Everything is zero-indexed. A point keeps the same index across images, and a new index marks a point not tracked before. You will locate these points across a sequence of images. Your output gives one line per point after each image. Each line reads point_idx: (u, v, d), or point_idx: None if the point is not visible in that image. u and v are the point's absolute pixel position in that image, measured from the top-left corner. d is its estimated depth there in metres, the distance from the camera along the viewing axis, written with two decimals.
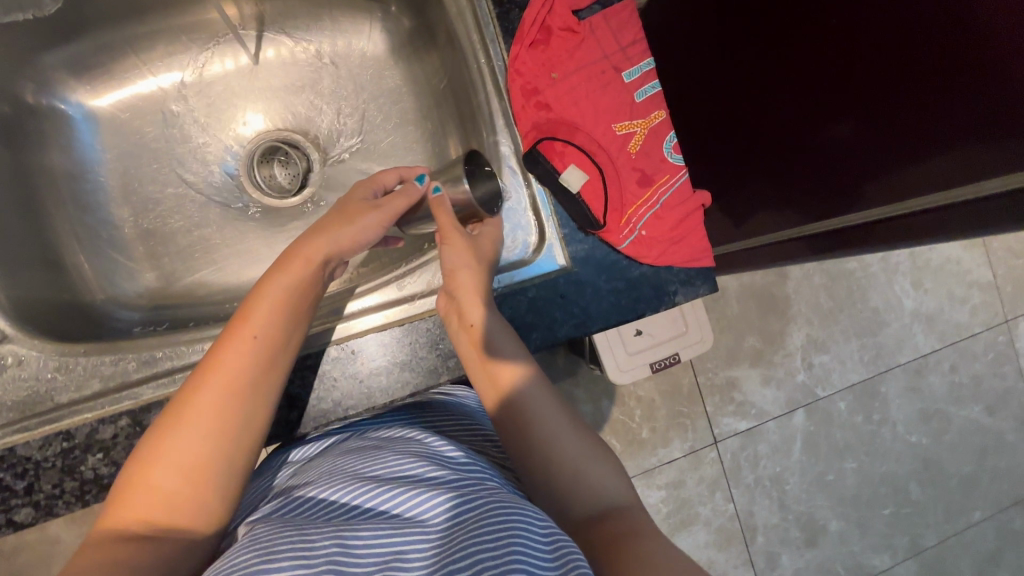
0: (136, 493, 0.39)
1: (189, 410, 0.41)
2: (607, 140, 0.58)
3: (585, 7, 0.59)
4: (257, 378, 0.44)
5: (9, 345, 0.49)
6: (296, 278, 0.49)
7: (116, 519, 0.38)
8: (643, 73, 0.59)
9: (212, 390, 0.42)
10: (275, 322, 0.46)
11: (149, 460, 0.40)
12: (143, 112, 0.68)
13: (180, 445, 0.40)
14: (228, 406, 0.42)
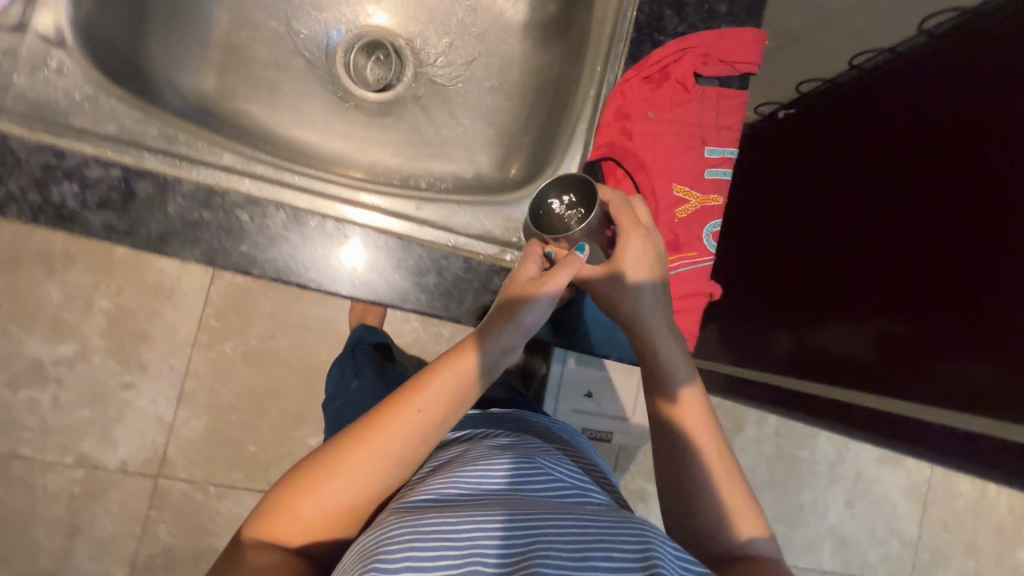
0: (287, 515, 0.43)
1: (348, 465, 0.44)
2: (662, 193, 0.61)
3: (707, 75, 0.61)
4: (398, 456, 0.45)
5: (60, 51, 0.49)
6: (468, 362, 0.48)
7: (271, 535, 0.43)
8: (723, 158, 0.62)
9: (373, 454, 0.45)
10: (434, 401, 0.47)
11: (324, 486, 0.44)
12: None
13: (320, 489, 0.44)
14: (395, 458, 0.45)
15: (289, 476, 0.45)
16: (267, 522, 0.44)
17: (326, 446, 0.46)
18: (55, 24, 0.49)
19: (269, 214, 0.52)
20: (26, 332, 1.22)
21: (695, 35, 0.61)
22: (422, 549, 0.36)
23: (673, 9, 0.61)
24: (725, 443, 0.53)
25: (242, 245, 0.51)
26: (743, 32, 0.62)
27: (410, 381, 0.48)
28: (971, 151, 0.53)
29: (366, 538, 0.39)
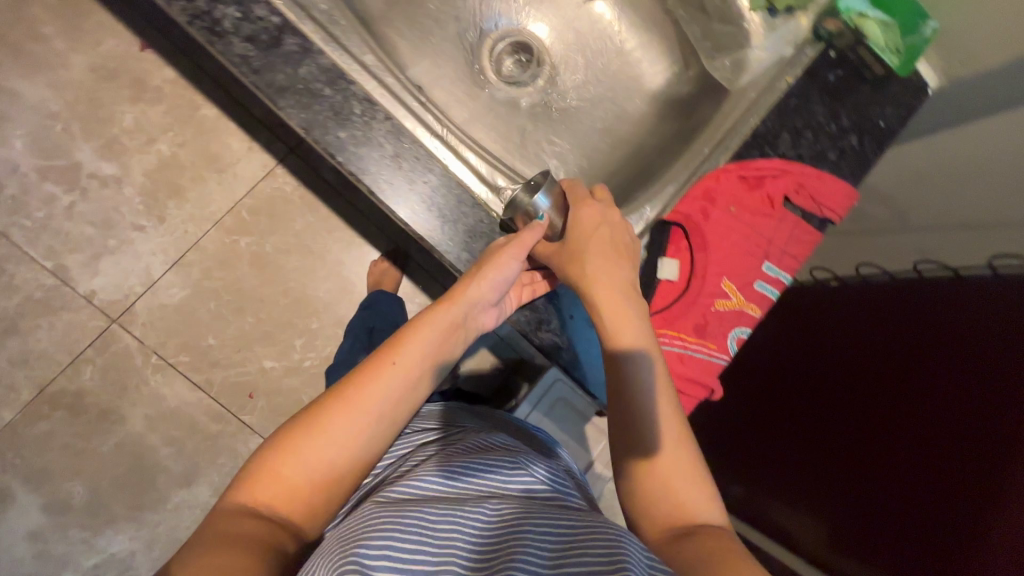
0: (271, 482, 0.45)
1: (324, 423, 0.47)
2: (711, 280, 0.63)
3: (794, 202, 0.65)
4: (373, 411, 0.48)
5: None
6: (442, 323, 0.53)
7: (249, 500, 0.44)
8: (774, 278, 0.65)
9: (350, 412, 0.48)
10: (410, 363, 0.51)
11: (297, 447, 0.46)
12: None
13: (301, 451, 0.46)
14: (361, 410, 0.48)
15: (266, 450, 0.47)
16: (246, 491, 0.45)
17: (303, 414, 0.49)
18: None
19: (375, 114, 0.55)
20: (83, 138, 1.25)
21: (799, 164, 0.66)
22: (402, 542, 0.39)
23: (791, 135, 0.66)
24: (688, 437, 0.53)
25: (341, 130, 0.54)
26: (838, 182, 0.67)
27: (384, 345, 0.53)
28: (956, 408, 0.72)
29: (352, 526, 0.43)
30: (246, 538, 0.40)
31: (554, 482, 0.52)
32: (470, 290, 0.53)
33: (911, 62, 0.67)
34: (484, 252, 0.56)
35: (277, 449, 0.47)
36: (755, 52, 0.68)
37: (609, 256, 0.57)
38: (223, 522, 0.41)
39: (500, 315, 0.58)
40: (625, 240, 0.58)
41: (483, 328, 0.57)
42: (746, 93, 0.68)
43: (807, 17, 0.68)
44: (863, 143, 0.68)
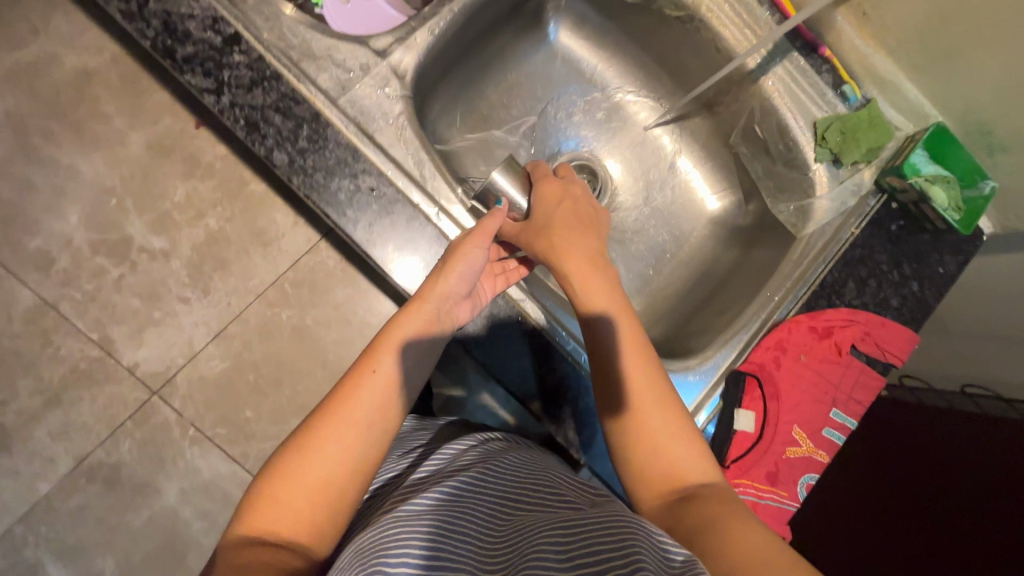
0: (268, 509, 0.42)
1: (312, 441, 0.45)
2: (783, 427, 0.65)
3: (861, 350, 0.67)
4: (357, 419, 0.46)
5: (397, 83, 0.58)
6: (423, 319, 0.53)
7: (251, 536, 0.41)
8: (841, 424, 0.67)
9: (336, 425, 0.45)
10: (391, 365, 0.50)
11: (288, 466, 0.44)
12: (570, 70, 0.82)
13: (291, 475, 0.43)
14: (351, 422, 0.46)
15: (259, 482, 0.44)
16: (245, 523, 0.42)
17: (288, 440, 0.46)
18: (406, 63, 0.58)
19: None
20: (136, 212, 1.28)
21: (864, 313, 0.68)
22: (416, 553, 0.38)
23: (856, 284, 0.69)
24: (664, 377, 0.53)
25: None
26: (901, 329, 0.69)
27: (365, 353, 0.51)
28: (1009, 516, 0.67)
29: (362, 538, 0.41)
30: (258, 571, 0.37)
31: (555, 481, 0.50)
32: (440, 285, 0.53)
33: (972, 219, 0.69)
34: (446, 249, 0.56)
35: (268, 477, 0.44)
36: (818, 202, 0.71)
37: (579, 226, 0.60)
38: (232, 559, 0.39)
39: (475, 308, 0.58)
40: (592, 214, 0.62)
41: (459, 322, 0.56)
42: (813, 241, 0.70)
43: (870, 170, 0.71)
44: (924, 289, 0.71)
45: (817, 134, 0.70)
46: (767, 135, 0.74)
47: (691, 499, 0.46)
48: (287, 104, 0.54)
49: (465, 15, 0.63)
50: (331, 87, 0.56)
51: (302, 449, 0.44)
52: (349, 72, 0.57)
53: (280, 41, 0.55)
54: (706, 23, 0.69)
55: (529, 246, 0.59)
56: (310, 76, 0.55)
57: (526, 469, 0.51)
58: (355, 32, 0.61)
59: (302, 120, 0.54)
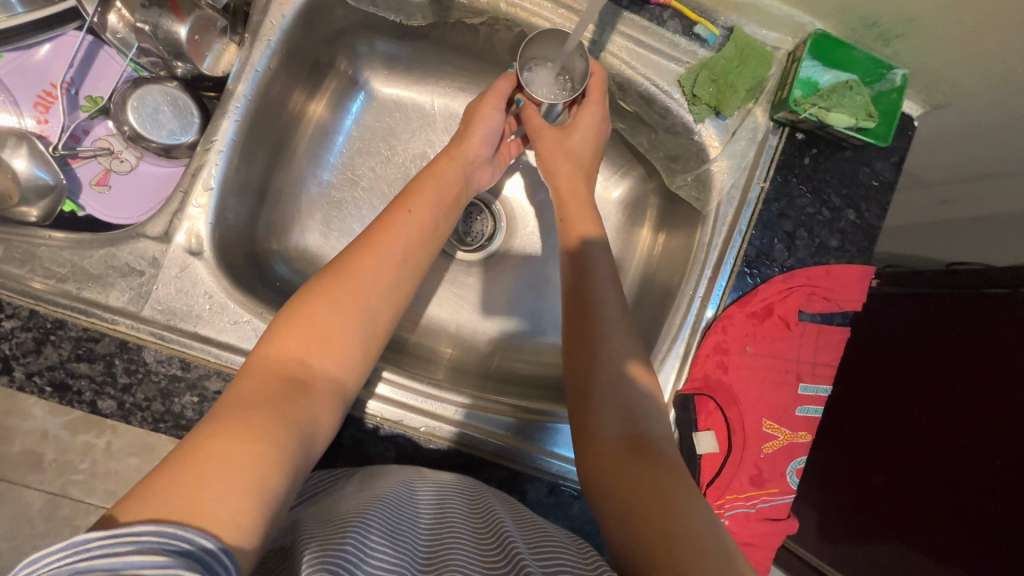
0: (304, 330, 0.41)
1: (334, 302, 0.43)
2: (752, 428, 0.59)
3: (811, 311, 0.61)
4: (373, 301, 0.45)
5: (200, 261, 0.51)
6: (435, 198, 0.53)
7: (262, 383, 0.38)
8: (815, 395, 0.61)
9: (351, 285, 0.44)
10: (396, 247, 0.48)
11: (321, 302, 0.43)
12: (404, 111, 0.71)
13: (318, 329, 0.42)
14: (366, 304, 0.44)
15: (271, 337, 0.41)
16: (274, 355, 0.40)
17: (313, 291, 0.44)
18: (197, 233, 0.51)
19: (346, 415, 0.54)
20: None
21: (803, 270, 0.60)
22: (354, 547, 0.35)
23: (785, 242, 0.60)
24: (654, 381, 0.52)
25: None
26: (850, 269, 0.61)
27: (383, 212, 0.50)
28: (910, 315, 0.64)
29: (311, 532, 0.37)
30: (266, 419, 0.35)
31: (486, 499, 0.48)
32: (467, 146, 0.58)
33: (893, 119, 0.58)
34: (469, 107, 0.60)
35: (292, 314, 0.42)
36: (715, 165, 0.61)
37: (572, 168, 0.60)
38: (251, 391, 0.37)
39: (490, 175, 0.63)
40: (596, 150, 0.60)
41: (479, 186, 0.62)
42: (723, 210, 0.61)
43: (761, 108, 0.61)
44: (863, 213, 0.62)
45: (687, 92, 0.59)
46: (635, 109, 0.63)
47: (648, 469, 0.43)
48: (86, 347, 0.48)
49: (243, 142, 0.54)
50: (128, 301, 0.49)
51: (326, 294, 0.43)
52: (141, 276, 0.50)
53: (50, 281, 0.48)
54: (514, 21, 0.57)
55: (548, 141, 0.60)
56: (98, 301, 0.49)
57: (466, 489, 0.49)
58: (138, 217, 0.53)
59: (109, 357, 0.48)
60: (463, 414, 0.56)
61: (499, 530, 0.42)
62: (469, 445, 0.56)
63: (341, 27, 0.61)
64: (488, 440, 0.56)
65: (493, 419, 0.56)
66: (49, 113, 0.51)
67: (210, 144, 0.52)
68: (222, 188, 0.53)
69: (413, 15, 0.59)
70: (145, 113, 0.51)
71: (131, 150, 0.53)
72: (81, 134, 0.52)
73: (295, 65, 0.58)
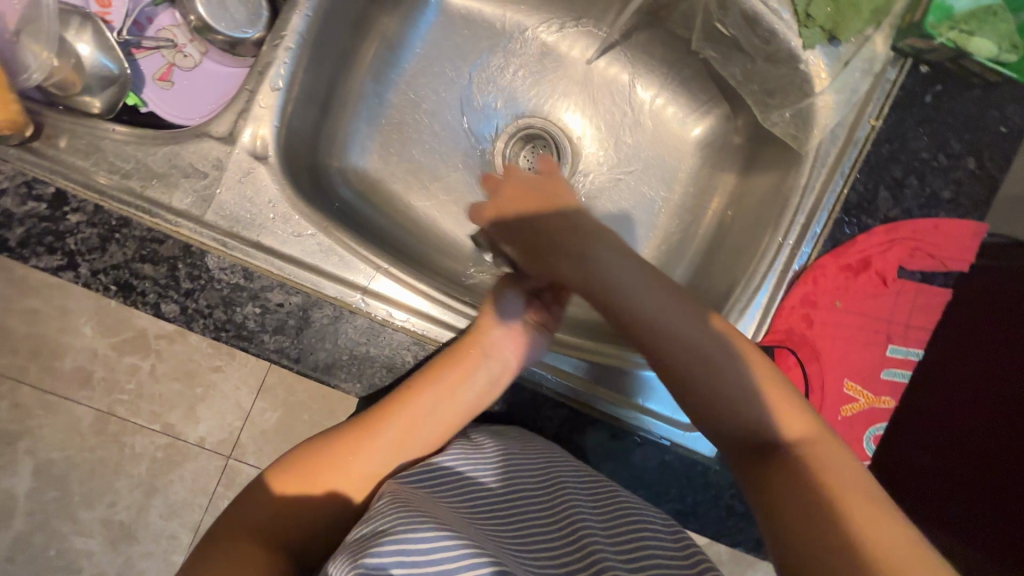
0: (304, 486, 0.45)
1: (395, 427, 0.48)
2: (832, 388, 0.55)
3: (911, 268, 0.55)
4: (423, 435, 0.49)
5: (265, 166, 0.48)
6: (436, 385, 0.49)
7: (301, 482, 0.45)
8: (905, 359, 0.56)
9: (354, 442, 0.47)
10: (382, 441, 0.47)
11: (325, 464, 0.46)
12: (473, 31, 0.67)
13: (325, 480, 0.45)
14: (378, 457, 0.47)
15: (327, 438, 0.47)
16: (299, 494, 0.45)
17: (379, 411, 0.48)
18: (262, 136, 0.48)
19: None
20: None
21: (908, 223, 0.54)
22: (417, 535, 0.35)
23: (891, 190, 0.55)
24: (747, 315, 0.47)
25: (371, 348, 0.48)
26: (961, 224, 0.55)
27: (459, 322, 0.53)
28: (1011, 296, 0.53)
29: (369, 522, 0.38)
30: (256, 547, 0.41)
31: (554, 466, 0.48)
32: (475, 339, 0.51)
33: None
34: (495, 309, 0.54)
35: (319, 456, 0.46)
36: (820, 100, 0.55)
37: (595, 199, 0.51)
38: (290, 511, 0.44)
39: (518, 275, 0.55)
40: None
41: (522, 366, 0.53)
42: (824, 150, 0.55)
43: (882, 35, 0.54)
44: (985, 162, 0.55)
45: (799, 13, 0.53)
46: (733, 33, 0.57)
47: (775, 461, 0.37)
48: (149, 250, 0.46)
49: (314, 42, 0.51)
50: (192, 204, 0.47)
51: (347, 445, 0.47)
52: (204, 178, 0.47)
53: (114, 177, 0.46)
54: None
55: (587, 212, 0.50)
56: (162, 202, 0.47)
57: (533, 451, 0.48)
58: (200, 118, 0.50)
59: (172, 261, 0.46)
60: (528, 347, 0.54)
61: (582, 537, 0.43)
62: (534, 384, 0.53)
63: None
64: (553, 380, 0.53)
65: (556, 354, 0.56)
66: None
67: (279, 40, 0.48)
68: (291, 90, 0.49)
69: None
70: (215, 3, 0.48)
71: (195, 45, 0.50)
72: (145, 22, 0.49)
73: None
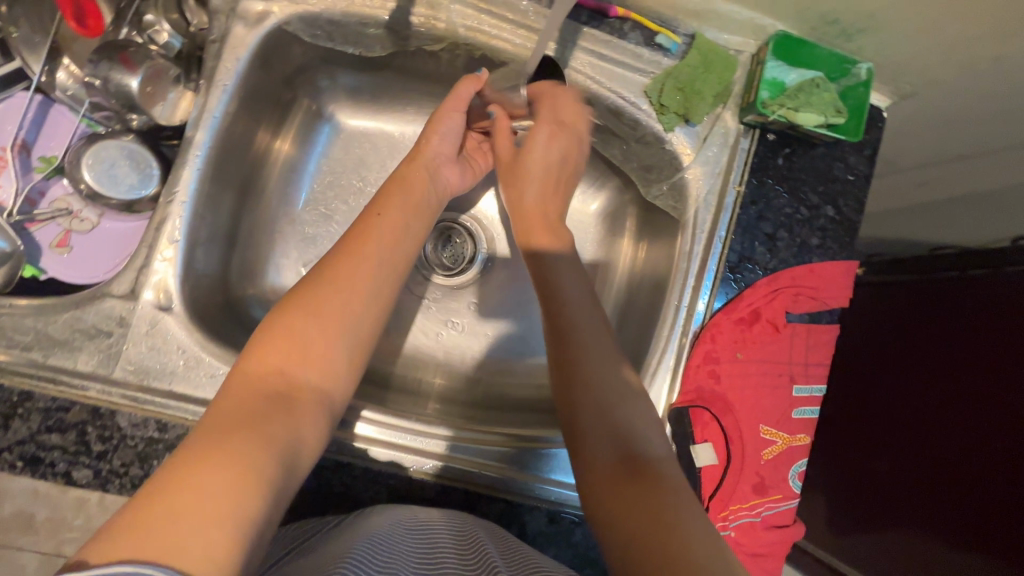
0: (280, 347, 0.41)
1: (346, 274, 0.45)
2: (749, 435, 0.59)
3: (798, 311, 0.60)
4: (379, 274, 0.47)
5: (170, 316, 0.49)
6: (404, 198, 0.52)
7: (278, 352, 0.40)
8: (811, 396, 0.60)
9: (331, 281, 0.44)
10: (361, 263, 0.46)
11: (303, 312, 0.42)
12: (373, 143, 0.70)
13: (297, 338, 0.41)
14: (361, 284, 0.45)
15: (276, 313, 0.43)
16: (260, 365, 0.39)
17: (323, 265, 0.46)
18: (163, 287, 0.49)
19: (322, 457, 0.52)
20: None
21: (786, 271, 0.60)
22: None
23: (766, 245, 0.60)
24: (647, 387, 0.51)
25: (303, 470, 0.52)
26: (833, 266, 0.60)
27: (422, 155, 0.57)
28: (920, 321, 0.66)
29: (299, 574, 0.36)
30: (237, 444, 0.33)
31: (467, 535, 0.46)
32: (424, 146, 0.57)
33: (862, 115, 0.58)
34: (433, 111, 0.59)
35: (293, 308, 0.43)
36: (689, 173, 0.61)
37: (537, 184, 0.61)
38: (236, 405, 0.36)
39: (460, 177, 0.61)
40: (554, 165, 0.61)
41: (450, 185, 0.60)
42: (700, 217, 0.60)
43: (730, 112, 0.61)
44: (841, 208, 0.61)
45: (654, 103, 0.59)
46: (605, 122, 0.63)
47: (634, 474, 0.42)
48: (56, 418, 0.46)
49: (209, 189, 0.53)
50: (97, 365, 0.48)
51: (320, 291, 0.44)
52: (108, 337, 0.48)
53: (13, 349, 0.46)
54: (475, 46, 0.57)
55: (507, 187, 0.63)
56: (66, 368, 0.47)
57: (451, 531, 0.46)
58: (106, 274, 0.51)
59: (82, 425, 0.46)
60: (450, 447, 0.54)
61: None
62: (467, 480, 0.54)
63: (299, 65, 0.60)
64: (485, 473, 0.54)
65: (477, 447, 0.54)
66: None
67: (172, 195, 0.50)
68: (192, 239, 0.52)
69: (372, 46, 0.58)
70: (102, 171, 0.50)
71: (91, 208, 0.51)
72: (37, 196, 0.50)
73: (255, 106, 0.57)
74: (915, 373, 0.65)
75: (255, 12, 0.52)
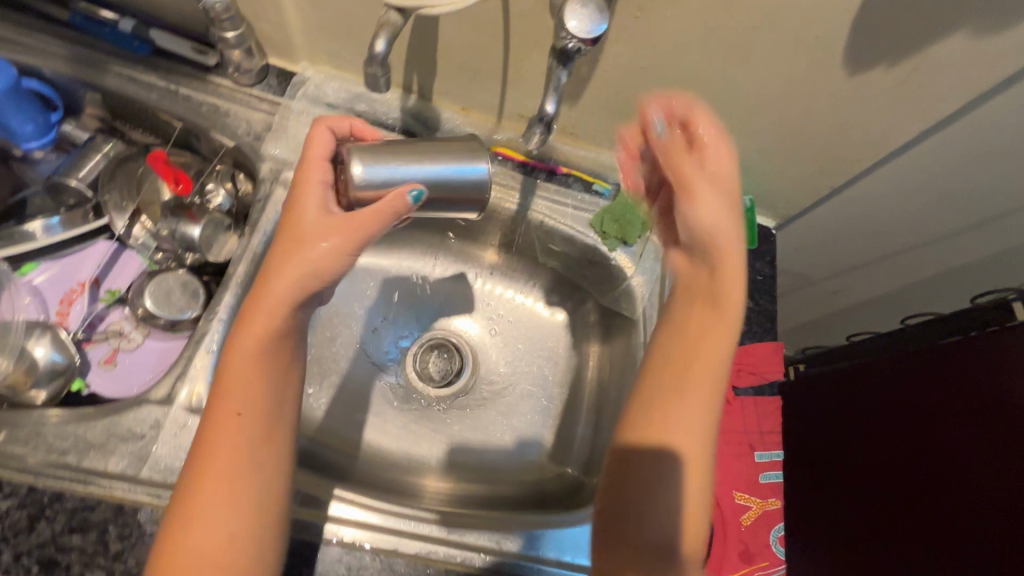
0: (180, 550, 0.43)
1: (216, 452, 0.46)
2: (725, 502, 0.64)
3: (743, 386, 0.71)
4: (253, 436, 0.47)
5: (198, 416, 0.55)
6: (263, 339, 0.48)
7: (171, 559, 0.43)
8: (773, 462, 0.67)
9: (216, 459, 0.45)
10: (246, 423, 0.47)
11: (193, 498, 0.45)
12: (374, 276, 0.83)
13: (200, 529, 0.44)
14: (243, 444, 0.46)
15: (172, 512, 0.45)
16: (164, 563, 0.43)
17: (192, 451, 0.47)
18: (196, 392, 0.56)
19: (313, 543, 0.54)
20: None
21: None
22: None
23: None
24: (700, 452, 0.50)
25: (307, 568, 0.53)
26: (765, 346, 0.72)
27: (258, 302, 0.48)
28: (923, 392, 0.71)
29: None
30: None
31: None
32: (256, 301, 0.48)
33: (751, 230, 0.77)
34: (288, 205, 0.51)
35: (185, 496, 0.45)
36: (634, 281, 0.76)
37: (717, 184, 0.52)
38: None
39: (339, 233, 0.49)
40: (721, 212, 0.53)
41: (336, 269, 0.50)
42: (648, 315, 0.74)
43: None
44: (758, 300, 0.76)
45: (598, 231, 0.76)
46: (563, 249, 0.79)
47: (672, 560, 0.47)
48: (81, 517, 0.49)
49: (243, 310, 0.64)
50: (126, 465, 0.52)
51: (203, 477, 0.45)
52: (141, 439, 0.53)
53: (50, 454, 0.51)
54: None
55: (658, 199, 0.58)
56: (98, 469, 0.51)
57: None
58: (140, 386, 0.59)
59: (105, 524, 0.49)
60: (451, 531, 0.57)
61: None
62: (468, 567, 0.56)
63: None
64: (486, 556, 0.57)
65: (476, 531, 0.58)
66: (71, 307, 0.61)
67: (213, 313, 0.60)
68: (222, 351, 0.60)
69: None
70: (159, 294, 0.60)
71: (138, 329, 0.61)
72: (96, 321, 0.61)
73: None
74: (918, 447, 0.70)
75: (293, 178, 0.69)
